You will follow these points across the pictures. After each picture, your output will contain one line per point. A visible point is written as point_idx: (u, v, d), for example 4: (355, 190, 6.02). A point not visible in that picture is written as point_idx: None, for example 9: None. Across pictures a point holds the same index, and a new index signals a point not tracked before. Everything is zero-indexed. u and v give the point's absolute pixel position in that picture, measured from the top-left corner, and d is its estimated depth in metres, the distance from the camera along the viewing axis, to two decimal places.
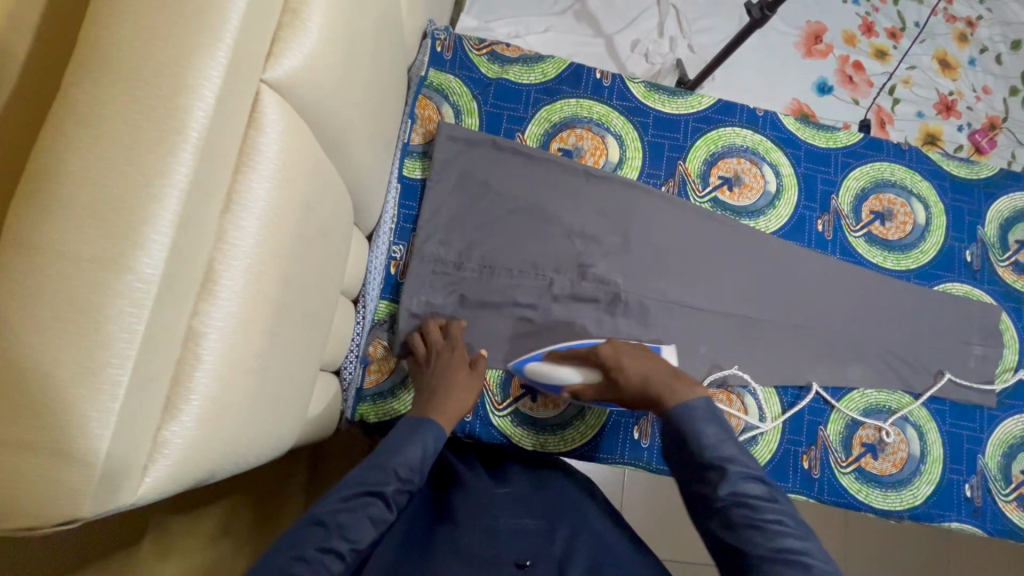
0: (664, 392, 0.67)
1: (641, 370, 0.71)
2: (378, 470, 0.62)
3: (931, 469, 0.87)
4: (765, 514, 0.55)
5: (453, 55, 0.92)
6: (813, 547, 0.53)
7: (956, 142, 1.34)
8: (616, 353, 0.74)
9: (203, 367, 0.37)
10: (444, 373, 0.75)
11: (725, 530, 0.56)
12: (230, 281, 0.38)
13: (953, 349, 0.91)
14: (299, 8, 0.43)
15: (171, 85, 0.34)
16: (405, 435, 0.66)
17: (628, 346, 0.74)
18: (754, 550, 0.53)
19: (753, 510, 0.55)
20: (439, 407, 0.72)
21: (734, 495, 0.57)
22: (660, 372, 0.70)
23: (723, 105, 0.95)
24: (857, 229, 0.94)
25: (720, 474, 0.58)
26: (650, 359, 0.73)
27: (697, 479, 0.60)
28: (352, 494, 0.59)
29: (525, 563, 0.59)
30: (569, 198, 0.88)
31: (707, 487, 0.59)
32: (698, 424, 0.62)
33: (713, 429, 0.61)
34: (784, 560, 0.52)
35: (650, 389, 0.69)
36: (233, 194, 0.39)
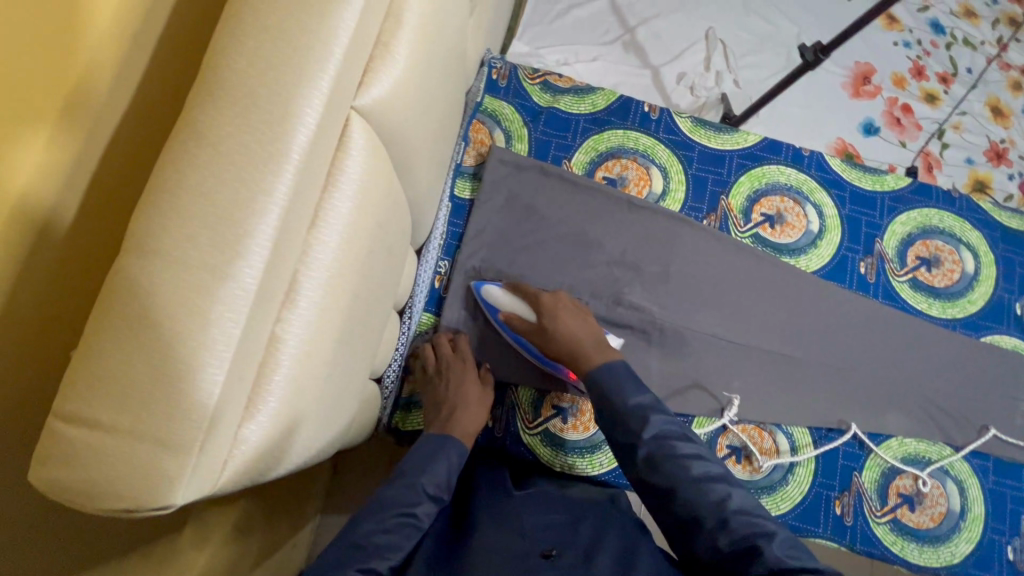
0: (584, 357, 0.73)
1: (573, 328, 0.76)
2: (409, 491, 0.64)
3: (971, 526, 0.84)
4: (686, 445, 0.62)
5: (507, 83, 0.96)
6: (726, 472, 0.61)
7: (1006, 191, 1.31)
8: (555, 303, 0.78)
9: (281, 370, 0.40)
10: (459, 389, 0.78)
11: (651, 469, 0.61)
12: (310, 291, 0.42)
13: (998, 404, 0.89)
14: (389, 41, 0.46)
15: (280, 111, 0.37)
16: (433, 453, 0.69)
17: (567, 303, 0.79)
18: (680, 484, 0.59)
19: (675, 449, 0.61)
20: (460, 426, 0.75)
21: (657, 435, 0.63)
22: (586, 338, 0.75)
23: (769, 143, 0.97)
24: (901, 274, 0.93)
25: (642, 421, 0.63)
26: (585, 323, 0.77)
27: (619, 431, 0.65)
28: (388, 514, 0.61)
29: (551, 553, 0.59)
30: (610, 226, 0.90)
31: (630, 436, 0.64)
32: (618, 382, 0.68)
33: (632, 387, 0.67)
34: (707, 487, 0.58)
35: (573, 348, 0.74)
36: (319, 211, 0.42)
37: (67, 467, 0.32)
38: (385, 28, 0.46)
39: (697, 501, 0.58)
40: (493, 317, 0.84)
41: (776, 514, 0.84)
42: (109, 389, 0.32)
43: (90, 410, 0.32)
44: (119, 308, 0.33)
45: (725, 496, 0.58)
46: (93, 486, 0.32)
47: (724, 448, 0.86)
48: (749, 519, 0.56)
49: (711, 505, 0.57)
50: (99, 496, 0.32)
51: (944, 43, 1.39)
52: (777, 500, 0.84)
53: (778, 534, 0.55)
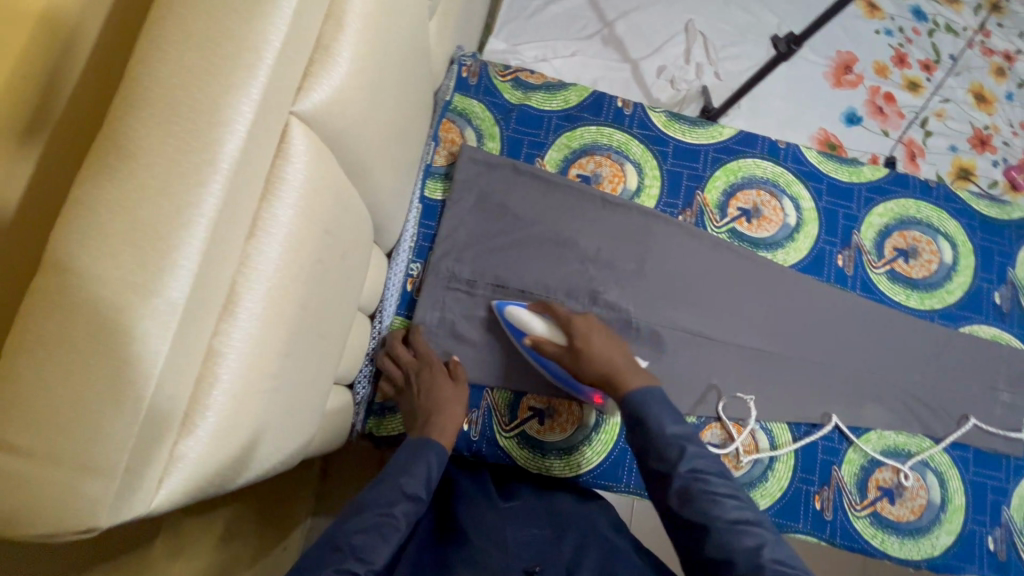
0: (623, 379, 0.72)
1: (607, 350, 0.75)
2: (387, 492, 0.63)
3: (951, 518, 0.84)
4: (720, 483, 0.61)
5: (478, 81, 0.94)
6: (761, 517, 0.59)
7: (990, 178, 1.31)
8: (586, 326, 0.77)
9: (220, 385, 0.39)
10: (431, 391, 0.77)
11: (685, 503, 0.60)
12: (250, 302, 0.41)
13: (978, 395, 0.88)
14: (330, 44, 0.45)
15: (207, 120, 0.36)
16: (411, 458, 0.68)
17: (597, 326, 0.78)
18: (712, 522, 0.58)
19: (709, 484, 0.60)
20: (439, 429, 0.74)
21: (692, 469, 0.62)
22: (621, 359, 0.74)
23: (745, 136, 0.95)
24: (879, 265, 0.92)
25: (679, 451, 0.63)
26: (615, 343, 0.77)
27: (654, 459, 0.64)
28: (366, 517, 0.60)
29: (534, 568, 0.59)
30: (584, 223, 0.89)
31: (666, 465, 0.63)
32: (651, 408, 0.67)
33: (670, 417, 0.67)
34: (740, 529, 0.57)
35: (611, 372, 0.73)
36: (258, 220, 0.41)
37: None
38: (325, 30, 0.45)
39: (729, 543, 0.56)
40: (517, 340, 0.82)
41: None
42: (25, 411, 0.31)
43: (0, 435, 0.30)
44: (34, 328, 0.32)
45: (758, 540, 0.56)
46: (7, 512, 0.31)
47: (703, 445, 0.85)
48: (778, 567, 0.54)
49: (746, 550, 0.55)
50: (17, 524, 0.31)
51: (926, 30, 1.38)
52: (756, 496, 0.84)
53: None
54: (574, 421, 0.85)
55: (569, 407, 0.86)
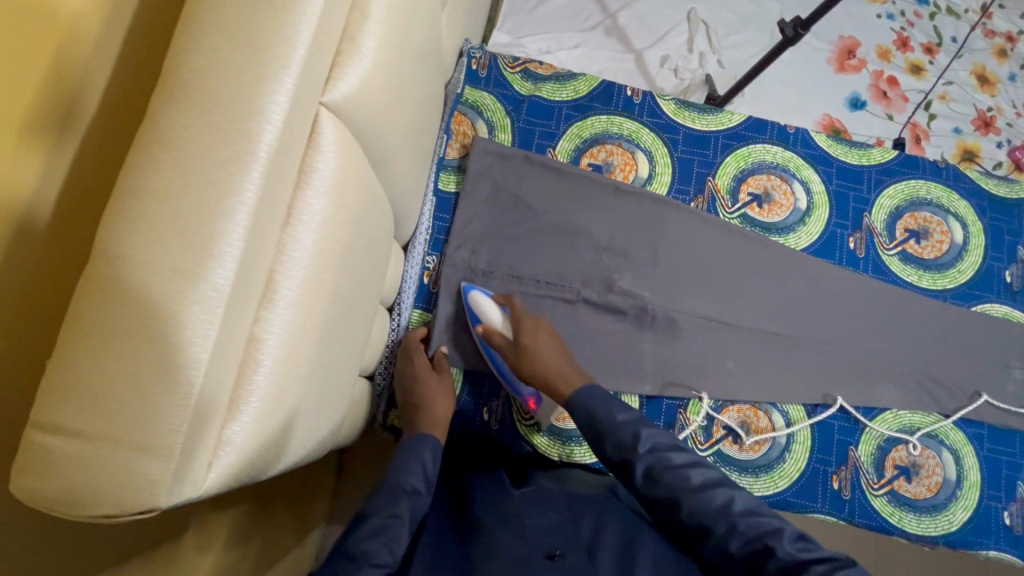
0: (561, 380, 0.72)
1: (552, 352, 0.75)
2: (387, 497, 0.62)
3: (967, 494, 0.85)
4: (680, 455, 0.61)
5: (487, 73, 0.94)
6: (725, 476, 0.60)
7: (995, 159, 1.31)
8: (535, 326, 0.77)
9: (261, 371, 0.40)
10: (419, 385, 0.78)
11: (652, 483, 0.60)
12: (288, 289, 0.42)
13: (991, 373, 0.89)
14: (356, 35, 0.46)
15: (245, 109, 0.37)
16: (407, 453, 0.68)
17: (546, 327, 0.78)
18: (681, 494, 0.58)
19: (670, 459, 0.61)
20: (430, 421, 0.74)
21: (652, 447, 0.62)
22: (561, 363, 0.74)
23: (754, 122, 0.96)
24: (890, 247, 0.93)
25: (634, 436, 0.63)
26: (561, 348, 0.76)
27: (613, 449, 0.64)
28: (371, 524, 0.59)
29: (554, 554, 0.59)
30: (596, 212, 0.90)
31: (624, 452, 0.63)
32: (601, 401, 0.67)
33: (618, 407, 0.67)
34: (708, 493, 0.57)
35: (549, 374, 0.73)
36: (292, 209, 0.42)
37: (46, 477, 0.31)
38: (351, 21, 0.46)
39: (702, 509, 0.57)
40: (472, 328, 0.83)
41: (774, 492, 0.84)
42: (86, 396, 0.32)
43: (66, 419, 0.32)
44: (90, 316, 0.33)
45: (728, 499, 0.57)
46: (71, 493, 0.32)
47: (721, 429, 0.86)
48: (760, 520, 0.55)
49: (720, 511, 0.56)
50: (82, 504, 0.32)
51: (928, 13, 1.38)
52: (774, 478, 0.85)
53: (785, 529, 0.54)
54: None
55: None
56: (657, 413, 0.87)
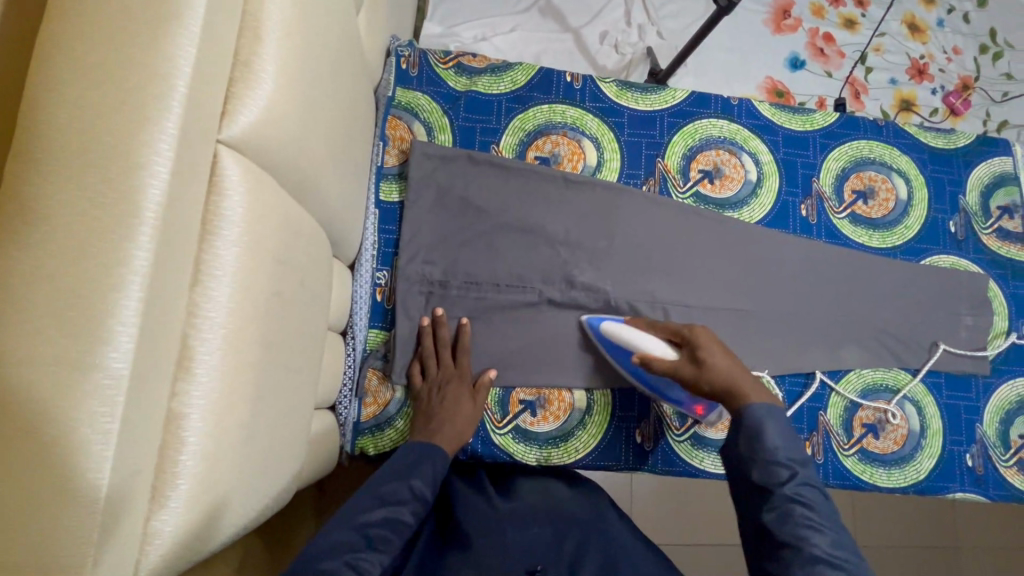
0: (748, 392, 0.66)
1: (728, 364, 0.69)
2: (397, 489, 0.64)
3: (931, 442, 0.88)
4: (823, 519, 0.56)
5: (419, 71, 0.89)
6: (862, 567, 0.54)
7: (931, 105, 1.44)
8: (705, 339, 0.72)
9: (187, 449, 0.36)
10: (453, 401, 0.76)
11: (779, 523, 0.57)
12: (207, 354, 0.37)
13: (943, 322, 0.92)
14: (250, 59, 0.41)
15: (123, 163, 0.32)
16: (422, 459, 0.68)
17: (716, 337, 0.73)
18: (807, 548, 0.54)
19: (812, 513, 0.56)
20: (447, 437, 0.73)
21: (796, 497, 0.58)
22: (744, 371, 0.69)
23: (696, 97, 0.94)
24: (840, 210, 0.94)
25: (790, 471, 0.59)
26: (736, 359, 0.71)
27: (760, 471, 0.61)
28: (376, 510, 0.61)
29: (536, 569, 0.61)
30: (549, 207, 0.87)
31: (770, 481, 0.60)
32: (770, 423, 0.63)
33: (788, 441, 0.62)
34: (831, 565, 0.53)
35: (732, 383, 0.68)
36: (200, 265, 0.38)
37: None
38: (242, 44, 0.41)
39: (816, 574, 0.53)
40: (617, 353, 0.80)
41: None
42: None
43: None
44: None
45: None
46: None
47: None
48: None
49: None
50: None
51: None
52: None
53: None
54: (566, 405, 0.84)
55: (559, 394, 0.84)
56: (631, 404, 0.85)
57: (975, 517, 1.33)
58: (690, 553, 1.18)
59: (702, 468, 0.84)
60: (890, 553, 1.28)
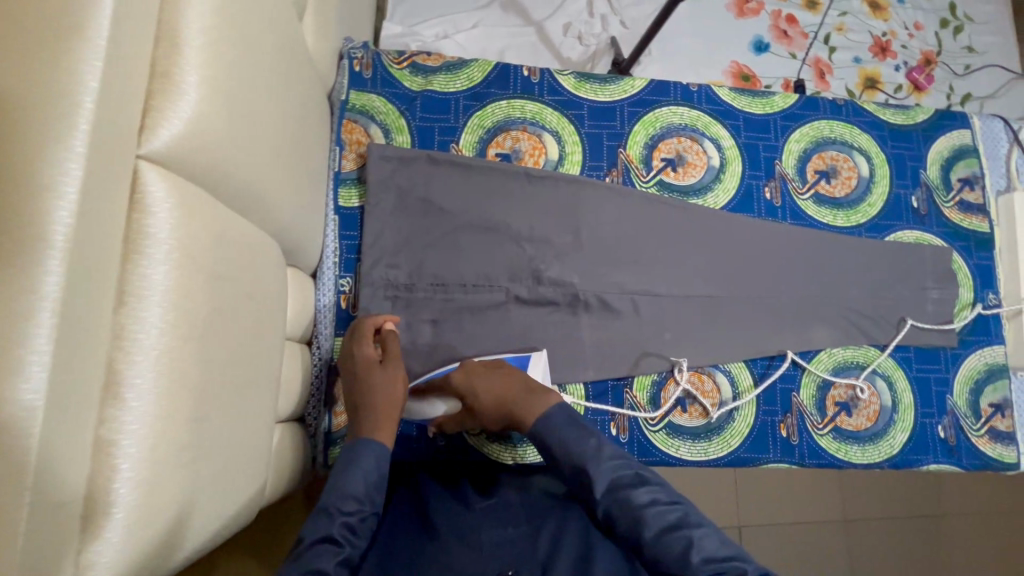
0: (522, 411, 0.70)
1: (496, 391, 0.72)
2: (320, 518, 0.58)
3: (903, 416, 0.89)
4: (640, 491, 0.59)
5: (373, 73, 0.88)
6: (690, 512, 0.58)
7: (896, 82, 1.55)
8: (465, 376, 0.75)
9: (120, 478, 0.35)
10: (362, 383, 0.71)
11: (615, 524, 0.58)
12: (139, 378, 0.36)
13: (910, 297, 0.92)
14: (169, 70, 0.40)
15: (26, 185, 0.31)
16: (347, 463, 0.63)
17: (475, 367, 0.75)
18: (644, 532, 0.56)
19: (632, 493, 0.59)
20: (373, 420, 0.68)
21: (609, 484, 0.61)
22: (513, 386, 0.72)
23: (656, 85, 0.94)
24: (804, 191, 0.94)
25: (588, 475, 0.61)
26: (504, 374, 0.74)
27: (575, 488, 0.62)
28: (303, 551, 0.55)
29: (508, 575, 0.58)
30: (511, 204, 0.86)
31: (586, 491, 0.61)
32: (560, 432, 0.66)
33: (573, 435, 0.65)
34: (670, 532, 0.55)
35: (511, 406, 0.71)
36: (126, 286, 0.37)
37: None
38: (159, 55, 0.40)
39: (662, 549, 0.54)
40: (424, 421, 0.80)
41: (730, 451, 0.85)
42: None
43: None
44: None
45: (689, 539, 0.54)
46: None
47: (670, 401, 0.86)
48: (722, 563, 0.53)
49: (678, 556, 0.53)
50: None
51: None
52: (727, 438, 0.86)
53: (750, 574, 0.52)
54: None
55: None
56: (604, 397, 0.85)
57: (957, 485, 1.35)
58: None
59: (679, 457, 0.84)
60: (875, 527, 1.30)
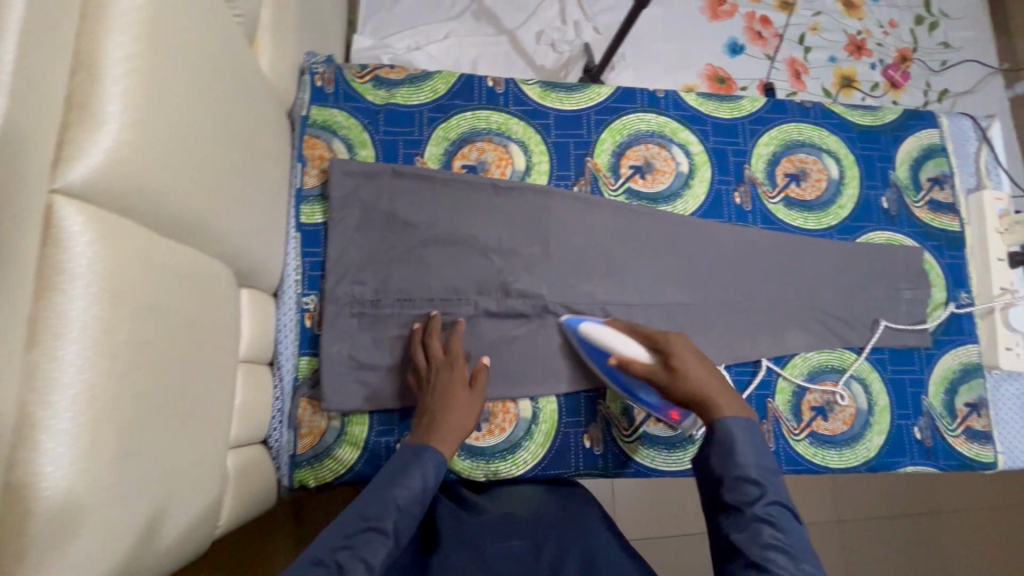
0: (716, 401, 0.67)
1: (702, 374, 0.69)
2: (380, 504, 0.60)
3: (879, 419, 0.89)
4: (787, 541, 0.56)
5: (335, 87, 0.87)
6: None
7: (872, 80, 1.55)
8: (681, 350, 0.72)
9: (37, 521, 0.34)
10: (443, 395, 0.72)
11: (748, 546, 0.56)
12: (55, 418, 0.35)
13: (882, 298, 0.92)
14: (86, 101, 0.40)
15: None
16: (410, 464, 0.65)
17: (693, 349, 0.72)
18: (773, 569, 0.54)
19: (777, 534, 0.56)
20: (444, 429, 0.69)
21: (764, 515, 0.58)
22: (716, 382, 0.69)
23: (622, 92, 0.93)
24: (774, 195, 0.94)
25: (759, 490, 0.59)
26: (713, 371, 0.71)
27: (730, 491, 0.61)
28: (355, 528, 0.57)
29: None
30: (478, 216, 0.85)
31: (740, 500, 0.59)
32: (741, 444, 0.63)
33: (754, 458, 0.62)
34: None
35: (707, 395, 0.68)
36: (38, 324, 0.36)
37: None
38: (76, 88, 0.40)
39: None
40: (597, 359, 0.80)
41: None
42: None
43: None
44: None
45: None
46: None
47: (643, 410, 0.84)
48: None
49: None
50: None
51: None
52: None
53: None
54: (512, 417, 0.82)
55: (504, 406, 0.82)
56: (577, 409, 0.83)
57: (946, 483, 1.34)
58: (671, 545, 1.18)
59: (655, 467, 0.83)
60: (868, 526, 1.29)
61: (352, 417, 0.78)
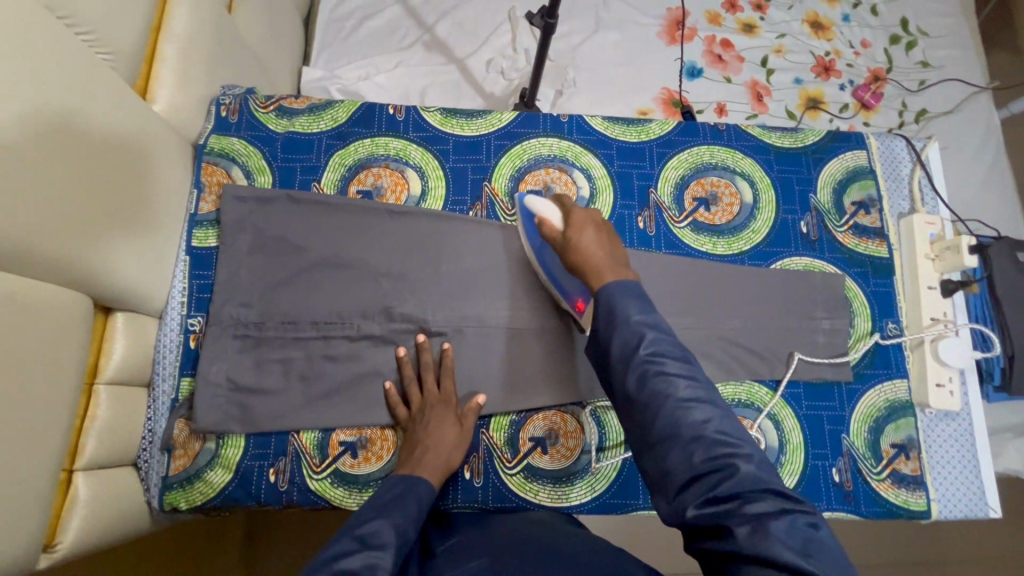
0: (602, 270, 0.67)
1: (596, 242, 0.70)
2: (380, 531, 0.57)
3: (792, 458, 0.82)
4: (676, 368, 0.57)
5: (239, 117, 0.90)
6: (711, 397, 0.56)
7: (841, 101, 1.50)
8: (583, 224, 0.72)
9: None
10: (436, 430, 0.74)
11: (641, 386, 0.56)
12: None
13: (797, 328, 0.87)
14: None
15: None
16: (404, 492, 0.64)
17: (597, 224, 0.73)
18: (666, 397, 0.55)
19: (664, 366, 0.56)
20: (430, 464, 0.71)
21: (651, 354, 0.57)
22: (611, 254, 0.69)
23: (524, 117, 0.93)
24: (680, 219, 0.91)
25: (640, 336, 0.58)
26: (610, 244, 0.71)
27: (617, 344, 0.59)
28: (351, 554, 0.54)
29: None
30: (369, 239, 0.86)
31: (626, 350, 0.58)
32: (623, 302, 0.61)
33: (638, 307, 0.61)
34: (688, 407, 0.54)
35: (593, 261, 0.68)
36: None
37: None
38: None
39: (680, 415, 0.54)
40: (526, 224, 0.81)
41: (592, 497, 0.80)
42: None
43: None
44: None
45: (707, 415, 0.54)
46: None
47: (527, 442, 0.81)
48: (808, 531, 0.47)
49: (690, 429, 0.53)
50: None
51: None
52: (591, 482, 0.80)
53: (740, 471, 0.50)
54: (390, 444, 0.80)
55: (383, 432, 0.80)
56: None
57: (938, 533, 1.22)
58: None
59: (538, 503, 0.80)
60: None
61: (228, 440, 0.78)
